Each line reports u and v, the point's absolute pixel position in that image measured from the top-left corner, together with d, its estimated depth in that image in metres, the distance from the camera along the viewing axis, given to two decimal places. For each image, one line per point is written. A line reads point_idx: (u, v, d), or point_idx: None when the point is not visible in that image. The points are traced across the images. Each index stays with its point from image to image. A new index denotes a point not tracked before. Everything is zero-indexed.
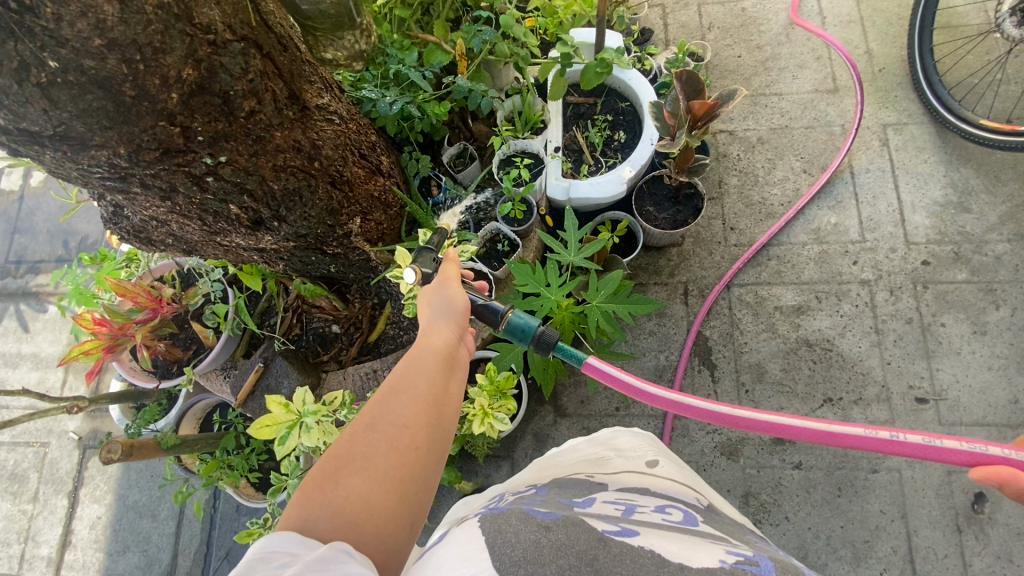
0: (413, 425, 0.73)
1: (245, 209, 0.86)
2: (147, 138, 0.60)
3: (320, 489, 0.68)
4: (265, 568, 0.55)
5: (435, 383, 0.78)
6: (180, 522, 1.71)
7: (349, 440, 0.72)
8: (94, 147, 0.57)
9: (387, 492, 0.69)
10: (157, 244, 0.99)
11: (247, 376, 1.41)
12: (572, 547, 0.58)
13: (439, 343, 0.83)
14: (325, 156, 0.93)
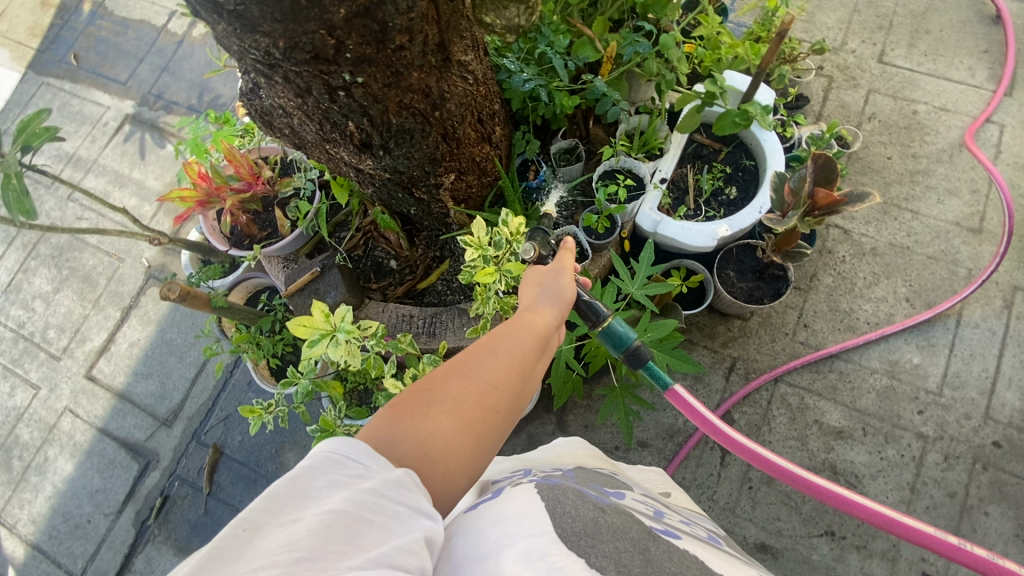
0: (499, 390, 0.77)
1: (360, 129, 0.91)
2: (304, 40, 0.65)
3: (407, 415, 0.71)
4: (341, 473, 0.58)
5: (527, 362, 0.81)
6: (198, 373, 1.86)
7: (442, 380, 0.75)
8: (259, 32, 0.63)
9: (464, 440, 0.72)
10: (274, 129, 1.06)
11: (302, 274, 1.49)
12: (627, 533, 0.74)
13: (540, 323, 0.86)
14: (446, 109, 0.96)
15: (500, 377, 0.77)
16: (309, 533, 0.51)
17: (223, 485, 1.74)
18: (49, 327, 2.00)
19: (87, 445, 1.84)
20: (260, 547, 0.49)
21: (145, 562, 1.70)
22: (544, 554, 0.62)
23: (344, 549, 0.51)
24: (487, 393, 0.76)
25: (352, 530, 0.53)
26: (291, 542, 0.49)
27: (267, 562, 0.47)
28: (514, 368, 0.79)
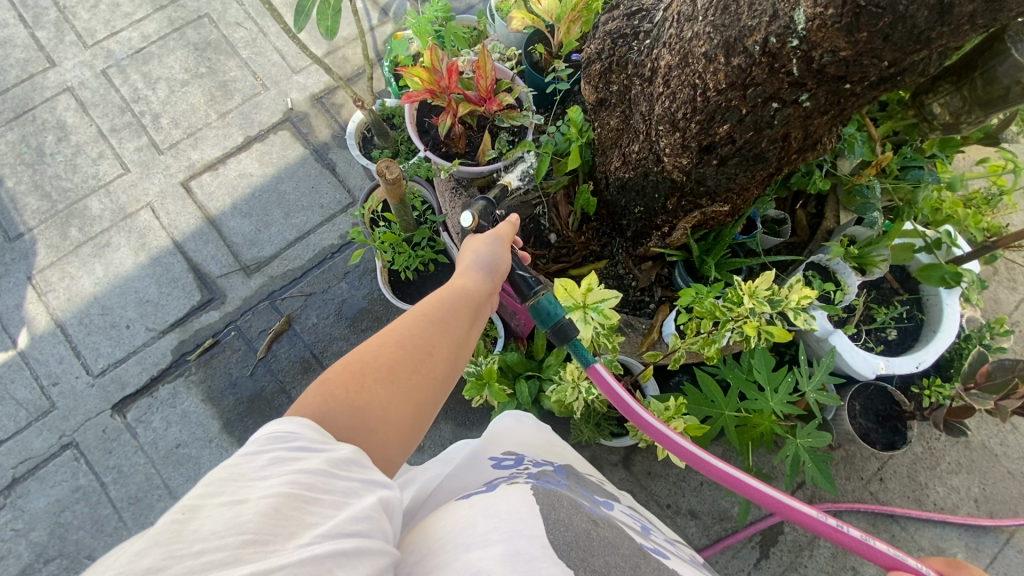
0: (436, 357, 0.71)
1: (728, 137, 0.84)
2: (855, 64, 0.61)
3: (340, 390, 0.63)
4: (280, 450, 0.52)
5: (462, 330, 0.76)
6: (298, 238, 1.76)
7: (371, 353, 0.68)
8: (847, 38, 0.58)
9: (400, 405, 0.66)
10: (605, 81, 1.01)
11: (484, 210, 1.41)
12: (617, 547, 0.62)
13: (475, 292, 0.81)
14: (797, 159, 0.91)
15: (436, 345, 0.72)
16: (257, 514, 0.44)
17: (279, 357, 1.65)
18: (164, 115, 1.85)
19: (157, 252, 1.72)
20: (199, 520, 0.43)
21: (170, 394, 1.60)
22: (531, 557, 0.53)
23: (296, 530, 0.45)
24: (421, 360, 0.70)
25: (308, 514, 0.47)
26: (239, 523, 0.43)
27: (213, 543, 0.41)
28: (454, 336, 0.75)
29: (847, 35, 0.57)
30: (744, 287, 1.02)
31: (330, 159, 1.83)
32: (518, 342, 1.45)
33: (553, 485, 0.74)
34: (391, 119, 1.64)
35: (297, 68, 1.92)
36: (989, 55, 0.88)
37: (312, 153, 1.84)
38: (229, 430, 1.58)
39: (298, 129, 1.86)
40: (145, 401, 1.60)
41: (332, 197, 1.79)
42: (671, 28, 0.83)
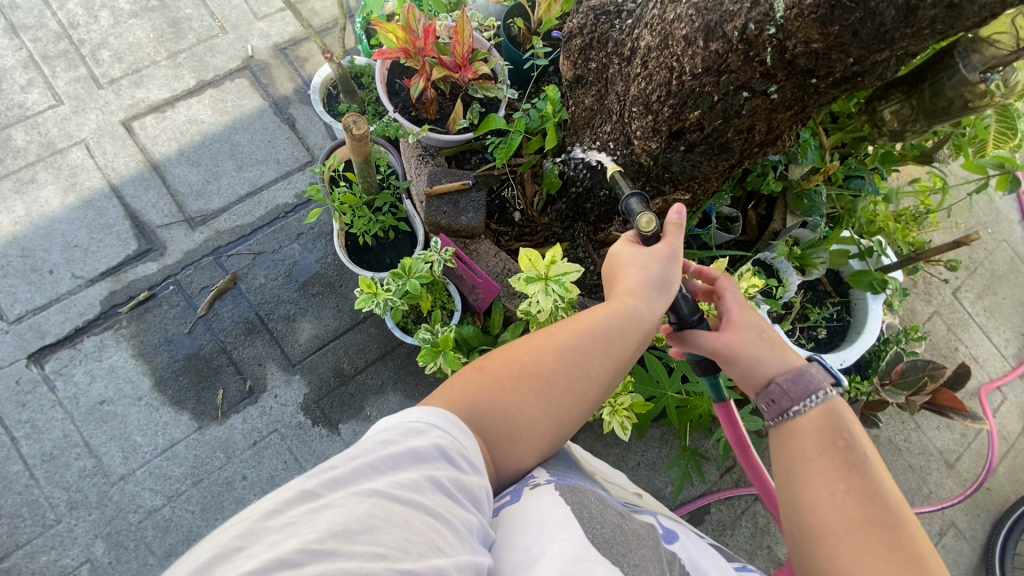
0: (586, 384, 0.71)
1: (698, 123, 0.87)
2: (824, 57, 0.65)
3: (495, 383, 0.67)
4: (417, 446, 0.56)
5: (618, 356, 0.74)
6: (250, 193, 1.67)
7: (531, 356, 0.70)
8: (820, 31, 0.62)
9: (546, 421, 0.68)
10: (583, 58, 1.03)
11: (451, 179, 1.40)
12: (646, 540, 0.66)
13: (643, 316, 0.76)
14: (758, 153, 0.95)
15: (588, 371, 0.71)
16: (389, 532, 0.47)
17: (221, 316, 1.57)
18: (105, 46, 1.71)
19: (89, 194, 1.59)
20: (335, 517, 0.46)
21: (96, 347, 1.49)
22: (579, 557, 0.55)
23: (423, 547, 0.47)
24: (573, 382, 0.70)
25: (430, 528, 0.50)
26: (370, 530, 0.46)
27: (350, 548, 0.44)
28: (610, 357, 0.73)
29: (820, 27, 0.61)
30: None
31: (291, 115, 1.74)
32: (475, 317, 1.45)
33: (575, 479, 0.73)
34: (359, 77, 1.58)
35: (259, 14, 1.81)
36: (938, 67, 0.97)
37: (271, 105, 1.74)
38: (161, 389, 1.49)
39: (258, 78, 1.76)
40: (67, 353, 1.48)
41: (291, 155, 1.71)
42: (654, 8, 0.84)
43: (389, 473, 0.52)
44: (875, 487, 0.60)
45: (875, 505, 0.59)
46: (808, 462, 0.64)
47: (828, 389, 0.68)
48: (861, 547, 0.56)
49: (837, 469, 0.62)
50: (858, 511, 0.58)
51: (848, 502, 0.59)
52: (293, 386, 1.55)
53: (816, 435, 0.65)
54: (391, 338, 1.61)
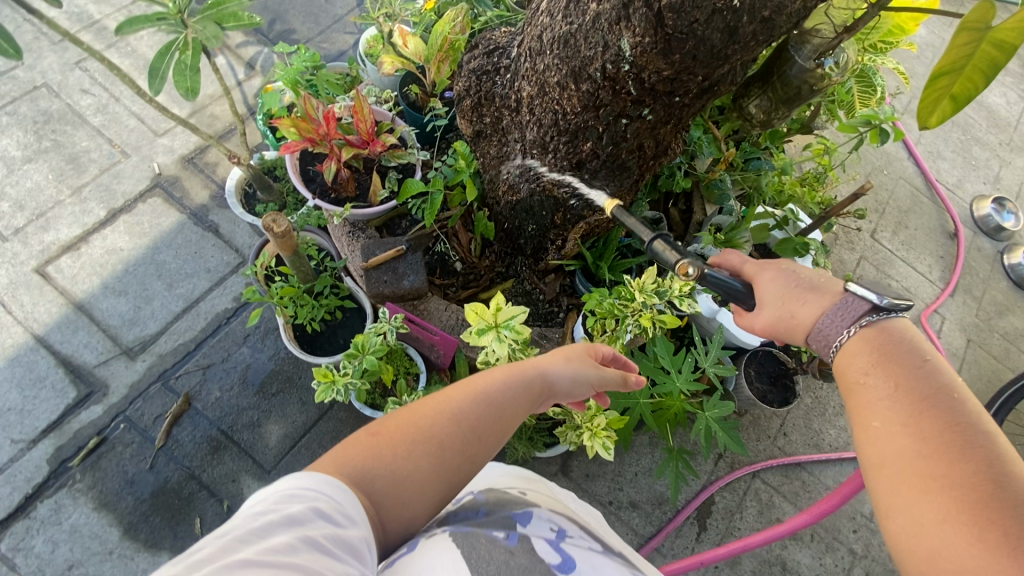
0: (479, 445, 0.72)
1: (592, 153, 0.94)
2: (678, 79, 0.73)
3: (388, 447, 0.66)
4: (292, 509, 0.54)
5: (509, 420, 0.77)
6: (186, 309, 1.63)
7: (428, 418, 0.70)
8: (663, 60, 0.69)
9: (434, 482, 0.68)
10: (478, 113, 1.09)
11: (385, 249, 1.41)
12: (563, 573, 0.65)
13: (533, 386, 0.81)
14: (657, 162, 1.02)
15: (483, 432, 0.73)
16: None
17: (182, 441, 1.50)
18: (3, 199, 1.66)
19: (14, 351, 1.52)
20: None
21: (52, 511, 1.40)
22: None
23: None
24: (468, 444, 0.71)
25: None
26: None
27: None
28: (501, 422, 0.76)
29: (664, 58, 0.69)
30: (636, 282, 1.11)
31: (212, 222, 1.73)
32: (442, 374, 1.47)
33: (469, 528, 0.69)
34: (273, 171, 1.60)
35: (159, 132, 1.81)
36: (779, 62, 1.10)
37: (189, 217, 1.73)
38: (132, 535, 1.40)
39: (170, 194, 1.74)
40: (21, 525, 1.38)
41: (220, 260, 1.69)
42: (527, 61, 0.91)
43: (259, 544, 0.50)
44: (944, 408, 0.56)
45: (946, 425, 0.55)
46: (868, 384, 0.62)
47: (866, 315, 0.64)
48: (908, 485, 0.55)
49: (900, 392, 0.59)
50: (916, 437, 0.56)
51: (909, 428, 0.57)
52: None
53: (866, 350, 0.63)
54: (363, 417, 1.58)
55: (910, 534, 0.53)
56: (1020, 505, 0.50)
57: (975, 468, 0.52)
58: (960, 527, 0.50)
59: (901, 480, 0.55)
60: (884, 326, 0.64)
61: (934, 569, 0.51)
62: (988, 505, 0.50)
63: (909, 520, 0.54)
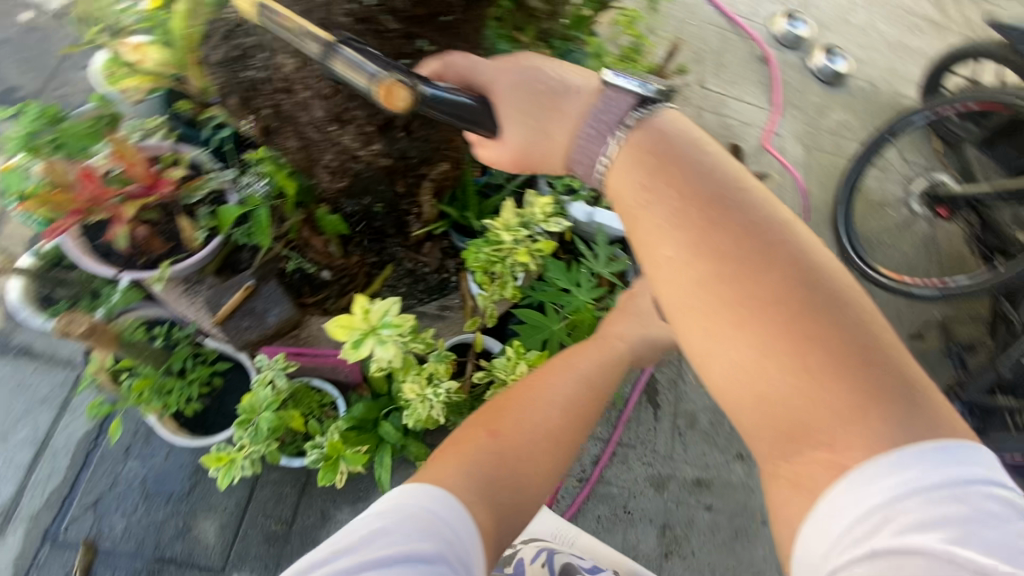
0: (538, 449, 0.69)
1: (392, 106, 0.84)
2: None
3: (469, 461, 0.65)
4: (422, 543, 0.53)
5: (566, 425, 0.73)
6: (41, 451, 1.38)
7: (491, 429, 0.69)
8: None
9: (509, 498, 0.65)
10: (253, 108, 0.93)
11: (231, 293, 1.22)
12: None
13: (575, 390, 0.77)
14: (467, 92, 0.95)
15: (542, 440, 0.70)
16: None
17: None
18: None
19: None
20: None
21: None
22: None
23: None
24: (531, 447, 0.69)
25: None
26: None
27: None
28: (552, 430, 0.71)
29: None
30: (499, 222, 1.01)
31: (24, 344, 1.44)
32: (359, 390, 1.39)
33: None
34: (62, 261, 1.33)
35: None
36: None
37: None
38: None
39: None
40: None
41: (60, 380, 1.44)
42: (271, 31, 0.77)
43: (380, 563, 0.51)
44: (729, 216, 0.59)
45: (750, 258, 0.57)
46: (670, 229, 0.61)
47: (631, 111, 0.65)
48: (712, 322, 0.57)
49: (706, 232, 0.59)
50: (729, 278, 0.57)
51: (721, 269, 0.57)
52: None
53: (661, 184, 0.62)
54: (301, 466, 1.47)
55: (739, 376, 0.56)
56: (816, 313, 0.55)
57: (778, 278, 0.56)
58: (769, 348, 0.55)
59: (721, 326, 0.57)
60: (640, 129, 0.65)
61: (758, 387, 0.55)
62: (790, 318, 0.55)
63: (722, 356, 0.57)
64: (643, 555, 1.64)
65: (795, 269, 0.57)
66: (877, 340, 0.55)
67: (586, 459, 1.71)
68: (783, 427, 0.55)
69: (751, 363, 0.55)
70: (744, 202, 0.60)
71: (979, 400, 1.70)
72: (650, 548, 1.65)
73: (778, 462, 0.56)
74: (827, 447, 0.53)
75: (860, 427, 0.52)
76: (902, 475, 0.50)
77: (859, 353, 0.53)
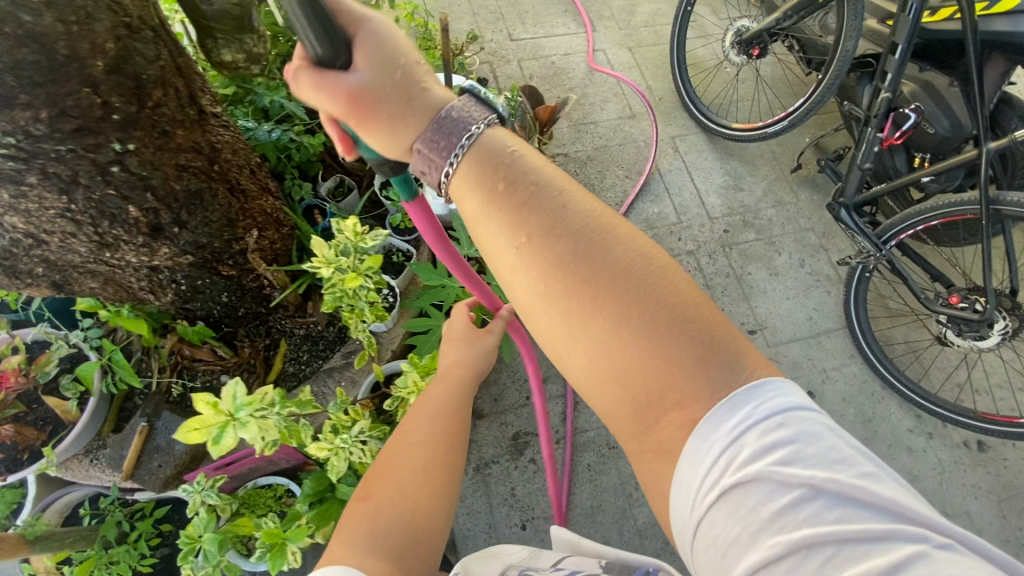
0: (432, 468, 0.79)
1: (145, 210, 0.84)
2: (75, 105, 0.66)
3: (373, 507, 0.73)
4: None
5: (451, 434, 0.83)
6: None
7: (389, 473, 0.77)
8: (19, 107, 0.62)
9: (416, 518, 0.74)
10: (22, 275, 0.89)
11: (129, 443, 1.24)
12: None
13: (453, 388, 0.88)
14: (222, 160, 0.95)
15: (433, 458, 0.79)
16: None
17: None
18: None
19: None
20: None
21: None
22: None
23: None
24: (426, 474, 0.78)
25: None
26: None
27: None
28: (441, 441, 0.82)
29: None
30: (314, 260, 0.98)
31: None
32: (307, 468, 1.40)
33: None
34: None
35: None
36: None
37: None
38: None
39: None
40: None
41: None
42: None
43: None
44: (558, 210, 0.57)
45: (569, 255, 0.55)
46: (493, 241, 0.59)
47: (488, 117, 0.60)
48: (567, 310, 0.56)
49: (513, 240, 0.57)
50: (548, 280, 0.56)
51: (541, 274, 0.56)
52: None
53: (479, 188, 0.59)
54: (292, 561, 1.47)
55: (588, 371, 0.57)
56: (650, 291, 0.54)
57: (620, 259, 0.55)
58: (614, 327, 0.54)
59: (572, 314, 0.56)
60: (479, 145, 0.59)
61: (610, 363, 0.55)
62: (616, 296, 0.54)
63: (568, 343, 0.57)
64: None
65: (617, 255, 0.55)
66: (703, 311, 0.54)
67: (554, 420, 1.74)
68: (634, 411, 0.55)
69: (591, 360, 0.56)
70: (551, 195, 0.57)
71: (860, 197, 1.77)
72: None
73: (633, 443, 0.57)
74: (677, 408, 0.53)
75: (701, 384, 0.52)
76: (737, 421, 0.51)
77: (684, 322, 0.53)
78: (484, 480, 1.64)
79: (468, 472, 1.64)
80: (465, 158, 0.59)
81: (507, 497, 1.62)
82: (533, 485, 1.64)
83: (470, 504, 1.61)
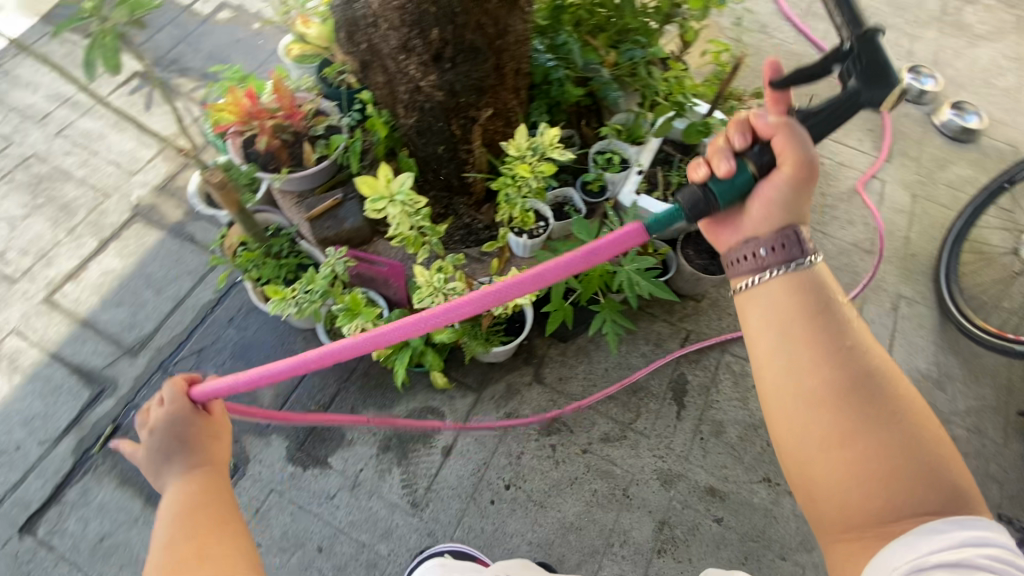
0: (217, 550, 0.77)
1: (441, 38, 1.16)
2: None
3: None
4: None
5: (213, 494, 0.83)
6: (176, 306, 1.84)
7: None
8: None
9: None
10: (354, 43, 1.31)
11: (323, 202, 1.63)
12: None
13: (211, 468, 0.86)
14: (505, 43, 1.25)
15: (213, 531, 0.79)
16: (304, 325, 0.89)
17: None
18: (11, 249, 1.92)
19: (33, 368, 1.73)
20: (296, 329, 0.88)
21: (81, 493, 1.56)
22: None
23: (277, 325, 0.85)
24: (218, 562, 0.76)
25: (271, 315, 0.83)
26: None
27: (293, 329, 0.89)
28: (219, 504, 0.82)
29: None
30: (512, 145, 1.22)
31: (188, 232, 1.96)
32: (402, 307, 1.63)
33: None
34: None
35: (134, 171, 2.08)
36: None
37: (169, 233, 1.96)
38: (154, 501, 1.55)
39: (151, 218, 1.99)
40: (55, 510, 1.54)
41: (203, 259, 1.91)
42: None
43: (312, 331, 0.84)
44: (845, 333, 0.74)
45: (859, 381, 0.71)
46: (793, 342, 0.74)
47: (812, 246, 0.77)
48: (840, 415, 0.70)
49: (823, 358, 0.72)
50: (833, 396, 0.71)
51: (830, 389, 0.71)
52: (273, 445, 1.65)
53: (801, 305, 0.75)
54: (344, 365, 1.75)
55: (836, 473, 0.70)
56: (906, 420, 0.71)
57: (893, 393, 0.72)
58: (871, 437, 0.69)
59: (842, 421, 0.70)
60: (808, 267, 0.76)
61: (860, 466, 0.69)
62: (877, 416, 0.70)
63: (825, 437, 0.71)
64: (632, 544, 1.56)
65: (895, 389, 0.72)
66: (953, 465, 0.70)
67: (595, 434, 1.71)
68: (867, 512, 0.69)
69: (845, 463, 0.70)
70: (856, 337, 0.74)
71: None
72: (642, 539, 1.57)
73: (841, 527, 0.71)
74: (903, 523, 0.67)
75: (927, 504, 0.67)
76: (965, 532, 0.64)
77: (922, 457, 0.69)
78: (505, 428, 1.71)
79: (499, 412, 1.73)
80: (794, 277, 0.76)
81: (512, 456, 1.67)
82: (538, 465, 1.66)
83: (480, 436, 1.69)
